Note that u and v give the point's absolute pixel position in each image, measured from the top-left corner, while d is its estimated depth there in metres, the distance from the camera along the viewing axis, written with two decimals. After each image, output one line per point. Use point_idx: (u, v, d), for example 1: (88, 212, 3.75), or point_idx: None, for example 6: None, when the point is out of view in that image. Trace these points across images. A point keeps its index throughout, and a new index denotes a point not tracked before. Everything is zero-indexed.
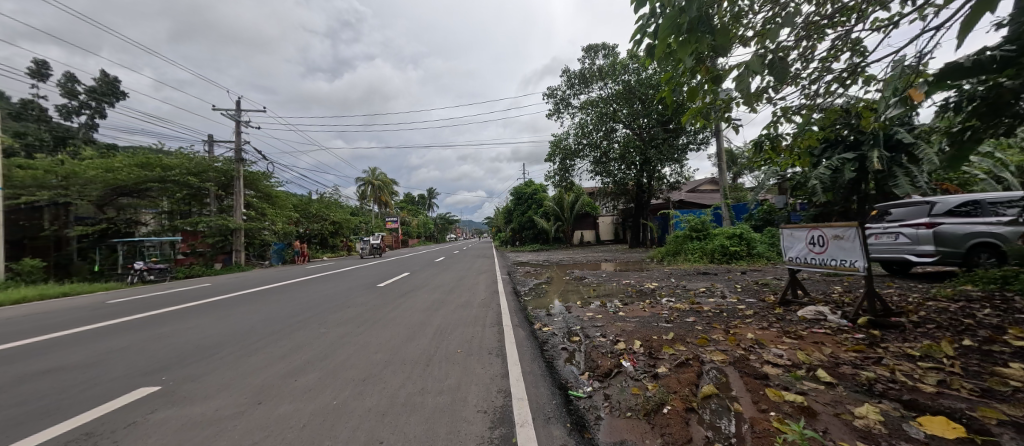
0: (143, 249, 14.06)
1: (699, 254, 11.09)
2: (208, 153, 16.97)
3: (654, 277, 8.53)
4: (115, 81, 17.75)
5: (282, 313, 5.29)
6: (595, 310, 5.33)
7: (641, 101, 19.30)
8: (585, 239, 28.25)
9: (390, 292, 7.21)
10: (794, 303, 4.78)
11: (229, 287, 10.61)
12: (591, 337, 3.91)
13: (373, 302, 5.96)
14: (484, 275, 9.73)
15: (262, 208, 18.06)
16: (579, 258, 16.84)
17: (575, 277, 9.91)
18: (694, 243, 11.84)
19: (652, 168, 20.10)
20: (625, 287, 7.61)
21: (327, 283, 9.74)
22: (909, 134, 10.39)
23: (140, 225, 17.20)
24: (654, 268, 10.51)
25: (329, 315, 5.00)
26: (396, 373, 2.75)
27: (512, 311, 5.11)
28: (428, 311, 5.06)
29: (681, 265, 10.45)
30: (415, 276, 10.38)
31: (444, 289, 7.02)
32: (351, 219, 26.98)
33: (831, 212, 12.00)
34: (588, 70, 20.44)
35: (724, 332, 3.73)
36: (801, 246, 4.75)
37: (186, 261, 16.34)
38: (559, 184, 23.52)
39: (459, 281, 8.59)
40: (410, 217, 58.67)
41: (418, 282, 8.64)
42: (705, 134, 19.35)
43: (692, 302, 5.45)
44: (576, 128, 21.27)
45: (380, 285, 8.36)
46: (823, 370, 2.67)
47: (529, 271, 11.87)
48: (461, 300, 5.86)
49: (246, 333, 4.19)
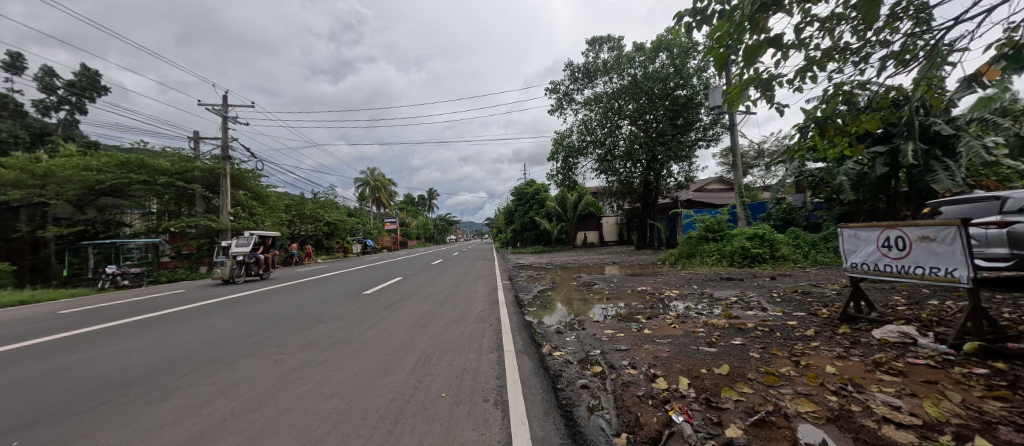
0: (120, 253, 13.19)
1: (717, 256, 10.21)
2: (195, 150, 16.13)
3: (671, 283, 7.64)
4: (96, 74, 17.23)
5: (242, 330, 4.46)
6: (614, 326, 4.45)
7: (647, 96, 18.48)
8: (588, 241, 27.36)
9: (376, 301, 6.36)
10: (862, 319, 3.88)
11: (207, 292, 9.76)
12: (617, 367, 3.02)
13: (353, 316, 5.12)
14: (483, 281, 8.85)
15: (251, 209, 17.23)
16: (584, 260, 15.98)
17: (582, 282, 9.03)
18: (710, 244, 10.97)
19: (659, 167, 19.23)
20: (641, 295, 6.74)
21: (312, 288, 8.89)
22: (949, 125, 9.45)
23: (123, 226, 16.37)
24: (668, 272, 9.64)
25: (294, 334, 4.15)
26: (348, 439, 1.88)
27: (515, 329, 4.22)
28: (413, 329, 4.20)
29: (698, 268, 9.56)
30: (409, 281, 9.56)
31: (437, 299, 6.16)
32: (347, 220, 26.15)
33: (859, 211, 11.04)
34: (593, 64, 19.63)
35: (794, 365, 2.84)
36: (870, 249, 3.87)
37: (170, 264, 15.51)
38: (561, 184, 22.68)
39: (455, 287, 7.70)
40: (410, 219, 58.00)
41: (410, 289, 7.76)
42: (716, 130, 18.47)
43: (730, 316, 4.57)
44: (579, 125, 20.48)
45: (368, 293, 7.52)
46: (984, 439, 1.77)
47: (532, 275, 11.00)
48: (455, 313, 4.99)
49: (183, 361, 3.35)
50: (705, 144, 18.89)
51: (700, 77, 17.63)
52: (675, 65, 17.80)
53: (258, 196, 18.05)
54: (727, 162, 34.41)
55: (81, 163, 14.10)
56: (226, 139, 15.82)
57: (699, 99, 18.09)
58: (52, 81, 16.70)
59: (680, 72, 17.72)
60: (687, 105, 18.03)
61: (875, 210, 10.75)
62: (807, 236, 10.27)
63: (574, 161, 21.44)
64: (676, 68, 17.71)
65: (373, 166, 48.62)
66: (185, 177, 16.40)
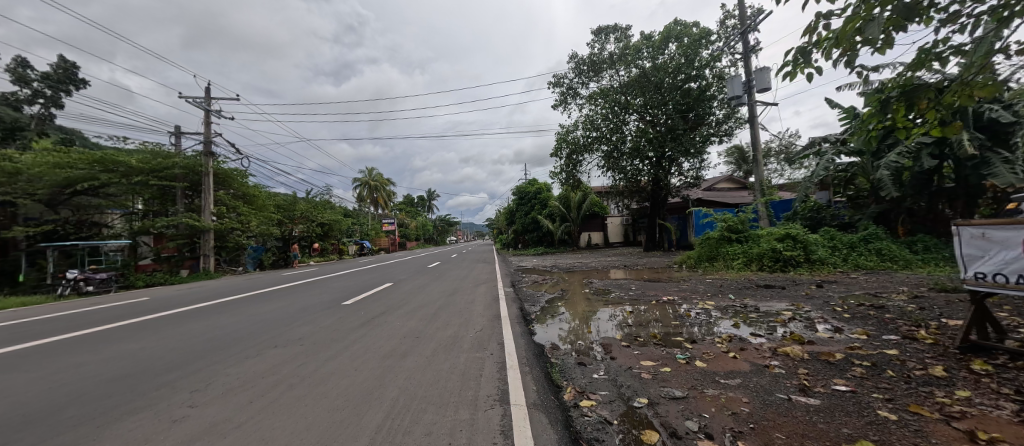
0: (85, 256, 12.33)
1: (743, 260, 9.17)
2: (175, 145, 15.07)
3: (699, 291, 6.61)
4: (73, 66, 16.19)
5: (169, 357, 3.44)
6: (652, 354, 3.41)
7: (656, 89, 17.43)
8: (593, 242, 26.30)
9: (355, 313, 5.34)
10: (1001, 351, 2.83)
11: (177, 298, 8.76)
12: (681, 436, 1.97)
13: (321, 334, 4.10)
14: (483, 288, 7.82)
15: (236, 209, 16.17)
16: (592, 262, 14.94)
17: (594, 290, 8.02)
18: (734, 246, 9.93)
19: (668, 164, 18.20)
20: (668, 306, 5.73)
21: (293, 295, 7.89)
22: (1006, 111, 8.39)
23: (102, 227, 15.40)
24: (691, 277, 8.58)
25: (232, 366, 3.12)
26: None
27: (524, 361, 3.16)
28: (388, 359, 3.16)
29: (724, 273, 8.52)
30: (401, 286, 8.54)
31: (428, 313, 5.13)
32: (342, 220, 25.14)
33: (898, 210, 9.98)
34: (598, 56, 18.60)
35: (972, 440, 1.77)
36: (1009, 255, 2.81)
37: (148, 268, 14.59)
38: (565, 182, 21.64)
39: (452, 296, 6.68)
40: (410, 220, 57.08)
41: (399, 297, 6.75)
42: (730, 124, 17.44)
43: (803, 340, 3.52)
44: (583, 121, 19.49)
45: (349, 302, 6.45)
46: None
47: (537, 280, 9.95)
48: (447, 334, 3.95)
49: (47, 418, 2.31)
50: (718, 139, 17.82)
51: (713, 69, 16.61)
52: (686, 56, 16.74)
53: (244, 195, 16.98)
54: (734, 161, 33.50)
55: (52, 159, 13.02)
56: (208, 133, 14.80)
57: (711, 91, 17.04)
58: (27, 73, 15.74)
59: (691, 63, 16.68)
60: (700, 98, 17.04)
61: (915, 208, 9.74)
62: (843, 236, 9.23)
63: (578, 158, 20.44)
64: (688, 59, 16.67)
65: (371, 166, 47.69)
66: (165, 175, 14.97)
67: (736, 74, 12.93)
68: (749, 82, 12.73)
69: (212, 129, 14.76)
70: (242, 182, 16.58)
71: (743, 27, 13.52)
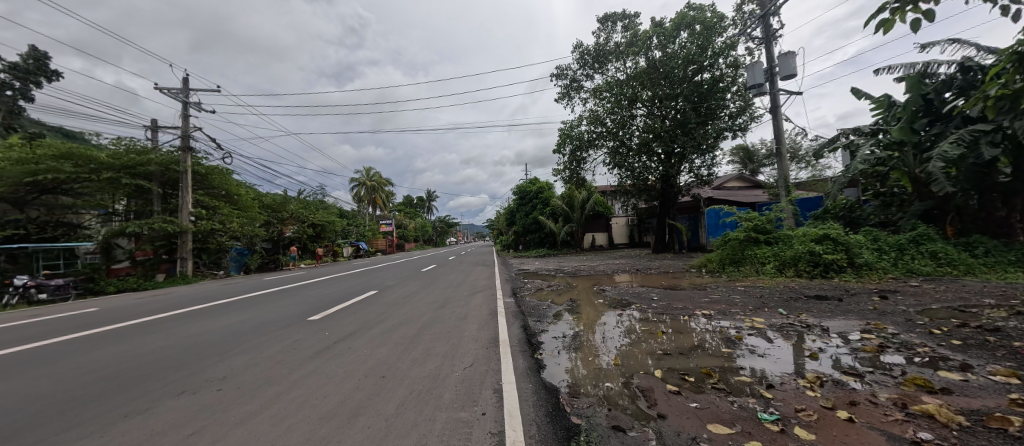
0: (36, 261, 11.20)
1: (774, 264, 8.09)
2: (152, 140, 14.02)
3: (737, 303, 5.50)
4: (45, 57, 15.25)
5: (13, 417, 2.36)
6: (719, 410, 2.31)
7: (666, 81, 16.37)
8: (597, 243, 25.23)
9: (318, 333, 4.28)
10: None
11: (133, 308, 7.69)
12: None
13: (255, 371, 3.03)
14: (480, 297, 6.76)
15: (217, 209, 15.06)
16: (599, 265, 13.84)
17: (608, 299, 6.92)
18: (761, 249, 8.84)
19: (677, 162, 17.10)
20: (706, 322, 4.65)
21: (261, 305, 6.81)
22: None
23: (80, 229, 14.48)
24: (717, 285, 7.48)
25: (92, 436, 2.06)
26: None
27: (534, 428, 2.06)
28: (327, 424, 2.09)
29: (756, 280, 7.42)
30: (388, 294, 7.48)
31: (407, 335, 4.07)
32: (335, 220, 24.06)
33: (945, 207, 8.90)
34: (604, 46, 17.56)
35: None
36: None
37: (122, 272, 13.45)
38: (569, 181, 20.57)
39: (441, 308, 5.61)
40: (409, 221, 56.07)
41: (380, 310, 5.67)
42: (744, 117, 16.39)
43: (933, 389, 2.44)
44: (588, 116, 18.48)
45: (317, 316, 5.38)
46: None
47: (541, 286, 8.85)
48: (424, 372, 2.88)
49: None
50: (731, 134, 16.73)
51: (727, 58, 15.61)
52: (698, 45, 15.70)
53: (227, 195, 15.90)
54: (739, 159, 32.50)
55: (14, 154, 11.82)
56: (186, 127, 13.77)
57: (724, 83, 15.98)
58: None
59: (703, 53, 15.66)
60: (713, 90, 15.99)
61: (966, 205, 8.65)
62: (888, 237, 8.14)
63: (582, 155, 19.40)
64: (700, 47, 15.64)
65: (369, 166, 46.59)
66: (139, 172, 13.76)
67: (756, 61, 11.86)
68: (771, 69, 11.68)
69: (190, 122, 13.74)
70: (225, 180, 15.51)
71: (763, 11, 12.45)
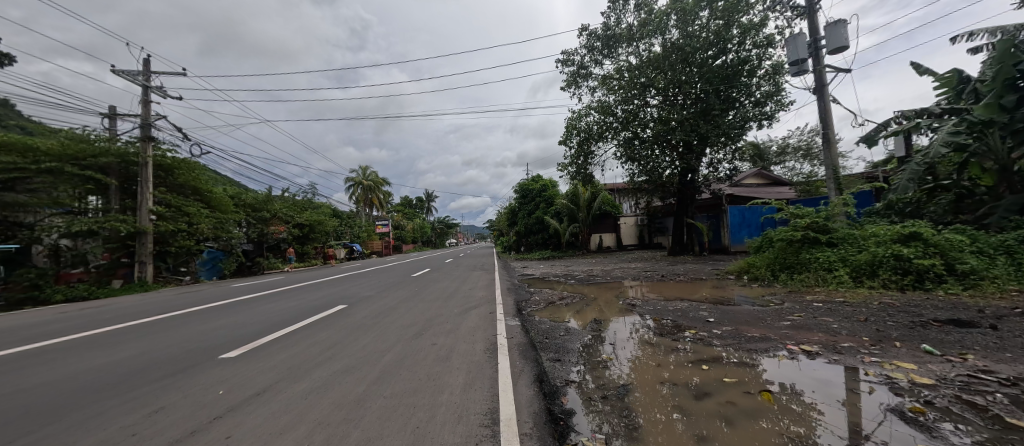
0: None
1: (846, 271, 6.43)
2: (109, 129, 12.46)
3: (842, 333, 3.79)
4: None
5: None
6: None
7: (685, 65, 14.77)
8: (604, 245, 23.59)
9: (206, 393, 2.61)
10: None
11: (37, 327, 6.05)
12: None
13: None
14: (475, 315, 5.16)
15: (183, 208, 13.39)
16: (614, 270, 12.18)
17: (643, 317, 5.23)
18: (823, 252, 7.20)
19: (697, 154, 15.33)
20: (824, 373, 2.89)
21: (187, 328, 5.13)
22: None
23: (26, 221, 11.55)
24: (780, 299, 5.83)
25: None
26: None
27: None
28: None
29: (830, 293, 5.74)
30: (358, 311, 5.81)
31: (343, 401, 2.41)
32: (325, 221, 22.42)
33: None
34: (615, 27, 15.90)
35: None
36: None
37: (73, 276, 11.67)
38: (575, 177, 18.88)
39: (415, 339, 3.95)
40: (407, 222, 54.50)
41: (330, 341, 3.99)
42: (774, 103, 14.71)
43: None
44: (597, 105, 16.84)
45: (237, 350, 3.72)
46: None
47: (552, 299, 7.19)
48: None
49: None
50: (758, 123, 15.05)
51: (756, 37, 14.04)
52: (722, 23, 14.12)
53: (198, 192, 14.30)
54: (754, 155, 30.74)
55: None
56: (146, 115, 12.17)
57: (750, 66, 14.35)
58: None
59: (728, 31, 14.04)
60: (738, 73, 14.36)
61: None
62: (988, 237, 6.46)
63: (591, 148, 17.75)
64: (725, 25, 14.06)
65: (365, 165, 45.00)
66: (93, 165, 11.98)
67: (797, 32, 10.19)
68: (816, 42, 10.04)
69: (151, 109, 12.14)
70: (193, 175, 13.86)
71: None
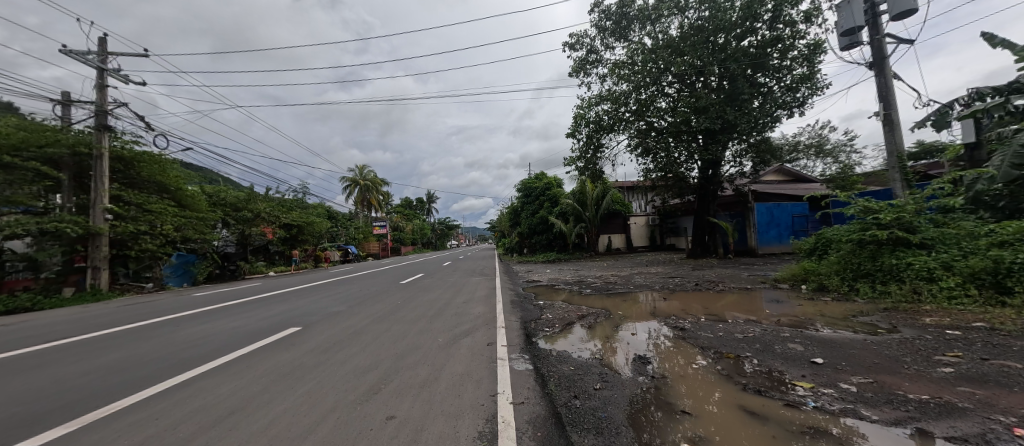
0: None
1: (959, 282, 4.85)
2: (61, 117, 11.01)
3: None
4: None
5: None
6: None
7: (708, 46, 13.26)
8: (613, 246, 22.03)
9: None
10: None
11: None
12: None
13: None
14: (466, 348, 3.62)
15: (145, 206, 11.94)
16: (632, 276, 10.61)
17: (707, 350, 3.62)
18: (911, 255, 5.66)
19: (720, 144, 13.76)
20: None
21: (60, 366, 3.58)
22: None
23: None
24: (884, 322, 4.25)
25: None
26: None
27: None
28: None
29: (955, 315, 4.16)
30: (311, 338, 4.29)
31: None
32: (315, 221, 20.94)
33: None
34: (629, 6, 14.35)
35: None
36: None
37: (15, 285, 10.27)
38: (583, 173, 17.33)
39: (363, 404, 2.42)
40: (406, 222, 52.87)
41: (230, 404, 2.46)
42: (807, 88, 13.17)
43: None
44: (607, 94, 15.30)
45: (60, 428, 2.18)
46: None
47: (567, 316, 5.65)
48: None
49: None
50: (788, 112, 13.51)
51: (788, 13, 12.55)
52: None
53: (167, 189, 12.90)
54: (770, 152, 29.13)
55: None
56: (102, 101, 10.76)
57: (782, 46, 12.84)
58: None
59: (758, 7, 12.57)
60: (767, 55, 12.86)
61: None
62: None
63: (601, 141, 16.20)
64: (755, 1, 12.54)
65: (363, 165, 43.59)
66: (43, 157, 10.55)
67: None
68: (873, 8, 8.52)
69: (107, 95, 10.74)
70: (160, 170, 12.45)
71: None
